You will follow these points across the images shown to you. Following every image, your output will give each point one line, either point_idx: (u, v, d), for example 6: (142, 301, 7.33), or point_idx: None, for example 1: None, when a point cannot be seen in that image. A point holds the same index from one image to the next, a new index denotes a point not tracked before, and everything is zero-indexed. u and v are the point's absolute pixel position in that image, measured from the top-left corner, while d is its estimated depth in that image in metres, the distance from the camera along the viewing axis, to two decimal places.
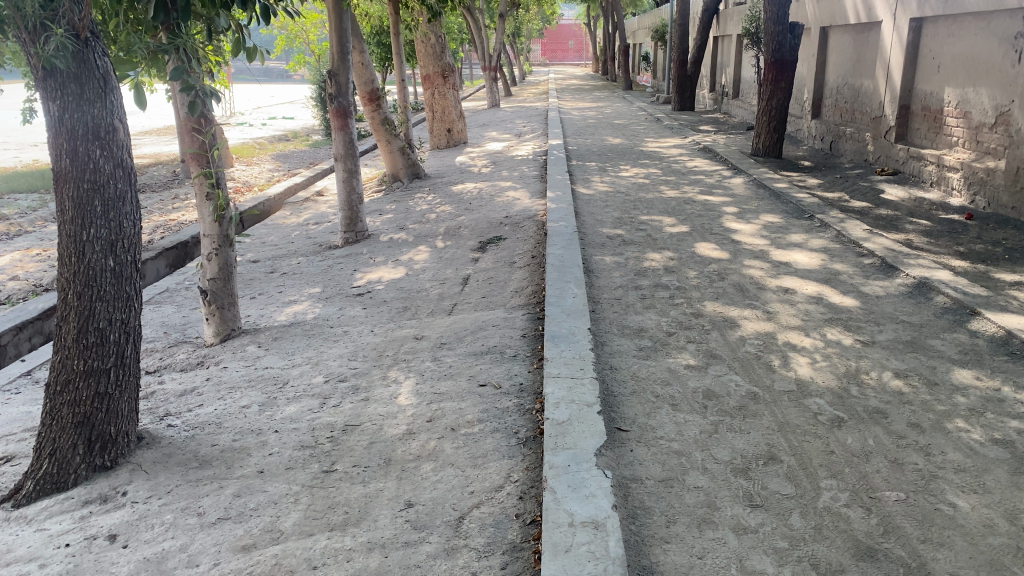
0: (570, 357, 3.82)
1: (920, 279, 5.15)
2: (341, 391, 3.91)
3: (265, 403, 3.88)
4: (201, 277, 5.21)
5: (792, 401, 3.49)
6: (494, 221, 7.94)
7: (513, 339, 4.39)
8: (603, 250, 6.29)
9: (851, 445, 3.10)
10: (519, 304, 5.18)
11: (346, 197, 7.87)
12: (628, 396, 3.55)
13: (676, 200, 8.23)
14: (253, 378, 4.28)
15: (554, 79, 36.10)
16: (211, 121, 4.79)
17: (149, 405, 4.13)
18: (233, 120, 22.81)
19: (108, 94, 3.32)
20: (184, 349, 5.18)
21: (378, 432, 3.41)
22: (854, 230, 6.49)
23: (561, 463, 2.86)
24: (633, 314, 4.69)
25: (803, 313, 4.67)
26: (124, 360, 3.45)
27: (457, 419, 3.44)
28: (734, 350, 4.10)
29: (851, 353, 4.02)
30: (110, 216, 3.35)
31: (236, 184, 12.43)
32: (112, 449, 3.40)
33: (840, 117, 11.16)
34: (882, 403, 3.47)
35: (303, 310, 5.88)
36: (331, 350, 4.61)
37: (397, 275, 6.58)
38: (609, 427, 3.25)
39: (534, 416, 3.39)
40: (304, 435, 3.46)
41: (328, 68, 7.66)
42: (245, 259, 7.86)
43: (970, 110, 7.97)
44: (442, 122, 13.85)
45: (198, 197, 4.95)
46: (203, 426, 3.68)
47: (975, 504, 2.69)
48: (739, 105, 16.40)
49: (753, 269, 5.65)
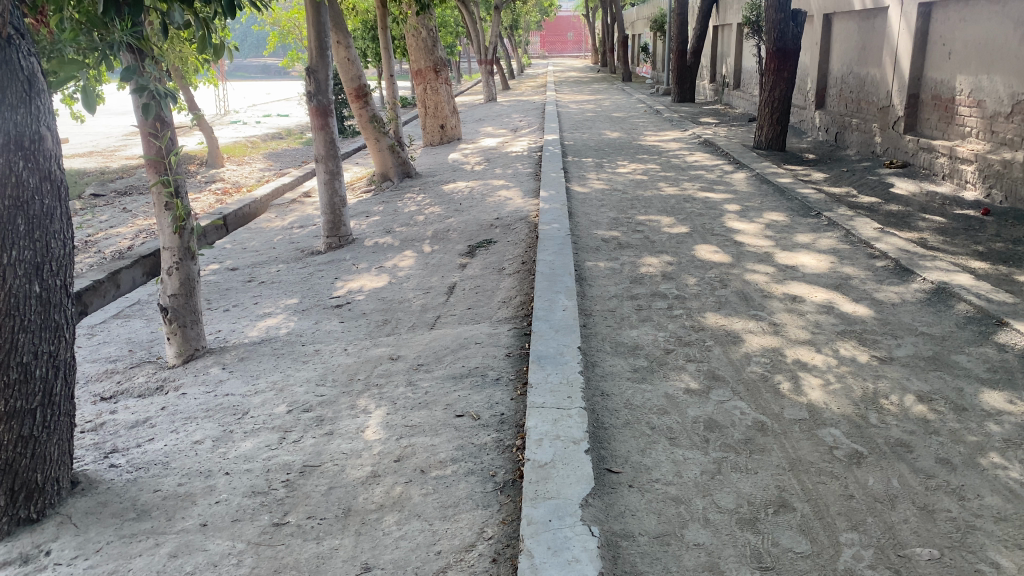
0: (556, 383, 3.44)
1: (939, 284, 4.76)
2: (304, 423, 3.54)
3: (219, 438, 3.50)
4: (161, 293, 4.83)
5: (803, 432, 3.12)
6: (484, 223, 7.56)
7: (496, 359, 4.01)
8: (597, 254, 5.91)
9: (873, 487, 2.72)
10: (505, 317, 4.80)
11: (327, 200, 7.49)
12: (620, 428, 3.17)
13: (675, 198, 7.84)
14: (210, 407, 3.90)
15: (553, 73, 35.61)
16: (168, 124, 4.42)
17: (96, 439, 3.75)
18: (226, 118, 22.50)
19: (33, 99, 2.94)
20: (143, 371, 4.80)
21: (339, 475, 3.04)
22: (864, 229, 6.11)
23: (541, 517, 2.49)
24: (628, 329, 4.30)
25: (813, 325, 4.29)
26: (52, 397, 3.05)
27: (427, 458, 3.06)
28: (738, 370, 3.71)
29: (868, 373, 3.63)
30: (35, 236, 2.97)
31: (225, 184, 12.09)
32: (39, 499, 3.00)
33: (845, 107, 10.77)
34: (905, 434, 3.08)
35: (277, 324, 5.50)
36: (299, 373, 4.22)
37: (379, 283, 6.20)
38: (599, 468, 2.87)
39: (514, 455, 3.02)
40: (257, 478, 3.09)
41: (306, 63, 7.26)
42: (224, 266, 7.50)
43: (984, 99, 7.57)
44: (435, 118, 13.41)
45: (156, 207, 4.60)
46: (148, 467, 3.30)
47: (1021, 565, 2.31)
48: (741, 96, 16.00)
49: (758, 274, 5.27)
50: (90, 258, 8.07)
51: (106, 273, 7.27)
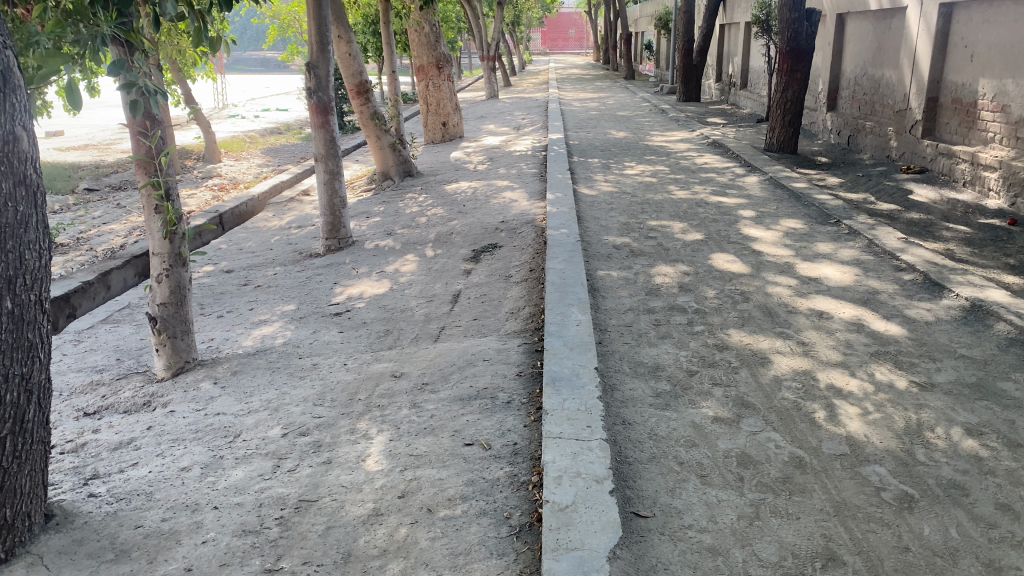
0: (574, 409, 3.17)
1: (974, 300, 4.50)
2: (299, 449, 3.27)
3: (208, 465, 3.24)
4: (150, 302, 4.55)
5: (846, 470, 2.85)
6: (489, 226, 7.29)
7: (506, 379, 3.74)
8: (609, 263, 5.65)
9: (930, 538, 2.46)
10: (514, 330, 4.54)
11: (327, 201, 7.22)
12: (646, 464, 2.90)
13: (687, 202, 7.58)
14: (200, 428, 3.63)
15: (555, 70, 35.30)
16: (158, 121, 4.17)
17: (76, 462, 3.48)
18: (224, 113, 22.16)
19: (7, 96, 2.66)
20: (130, 384, 4.51)
21: (338, 512, 2.77)
22: (888, 239, 5.85)
23: (564, 574, 2.23)
24: (646, 347, 4.04)
25: (843, 345, 4.02)
26: (24, 424, 2.77)
27: (434, 495, 2.79)
28: (768, 397, 3.44)
29: (909, 402, 3.37)
30: (8, 247, 2.69)
31: (222, 180, 11.79)
32: (8, 537, 2.73)
33: (859, 110, 10.51)
34: (958, 473, 2.81)
35: (273, 333, 5.23)
36: (295, 391, 3.95)
37: (380, 290, 5.92)
38: (624, 511, 2.61)
39: (530, 494, 2.75)
40: (248, 514, 2.82)
41: (306, 59, 6.98)
42: (219, 268, 7.23)
43: (1008, 104, 7.31)
44: (437, 116, 13.12)
45: (146, 210, 4.34)
46: (131, 498, 3.04)
47: None
48: (747, 96, 15.68)
49: (779, 287, 5.00)
50: (82, 257, 7.81)
51: (96, 274, 6.98)
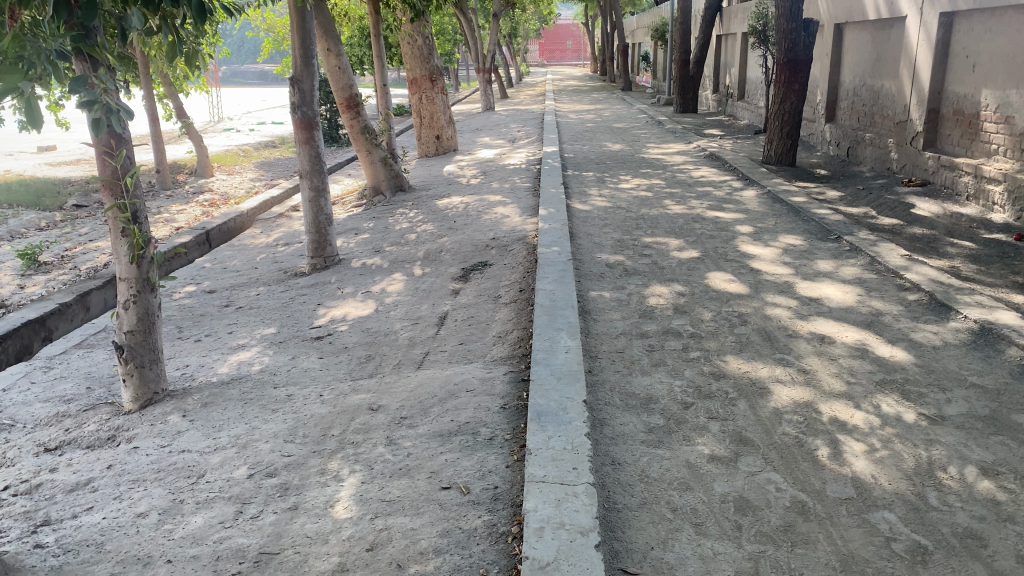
0: (559, 449, 2.94)
1: (983, 323, 4.28)
2: (265, 493, 3.05)
3: (166, 511, 3.01)
4: (117, 330, 4.33)
5: (852, 518, 2.63)
6: (479, 243, 7.07)
7: (489, 413, 3.51)
8: (601, 283, 5.43)
9: None
10: (501, 356, 4.32)
11: (312, 218, 7.01)
12: (636, 511, 2.68)
13: (683, 218, 7.38)
14: (162, 468, 3.41)
15: (553, 82, 35.10)
16: (124, 140, 3.97)
17: (28, 505, 3.25)
18: (219, 127, 21.94)
19: None
20: (96, 416, 4.27)
21: (300, 567, 2.54)
22: (891, 256, 5.63)
23: None
24: (639, 376, 3.82)
25: (847, 373, 3.79)
26: None
27: (405, 549, 2.57)
28: (768, 431, 3.22)
29: (918, 437, 3.14)
30: None
31: (212, 195, 11.58)
32: None
33: (858, 121, 10.32)
34: (974, 521, 2.59)
35: (249, 359, 5.01)
36: (266, 425, 3.72)
37: (364, 312, 5.71)
38: (612, 568, 2.39)
39: (510, 547, 2.53)
40: (204, 568, 2.60)
41: (290, 73, 6.76)
42: (201, 288, 7.01)
43: (1012, 115, 7.11)
44: (430, 129, 12.89)
45: (112, 233, 4.11)
46: (80, 548, 2.81)
47: None
48: (744, 106, 15.49)
49: (779, 309, 4.78)
50: (65, 276, 7.60)
51: (75, 295, 6.75)
